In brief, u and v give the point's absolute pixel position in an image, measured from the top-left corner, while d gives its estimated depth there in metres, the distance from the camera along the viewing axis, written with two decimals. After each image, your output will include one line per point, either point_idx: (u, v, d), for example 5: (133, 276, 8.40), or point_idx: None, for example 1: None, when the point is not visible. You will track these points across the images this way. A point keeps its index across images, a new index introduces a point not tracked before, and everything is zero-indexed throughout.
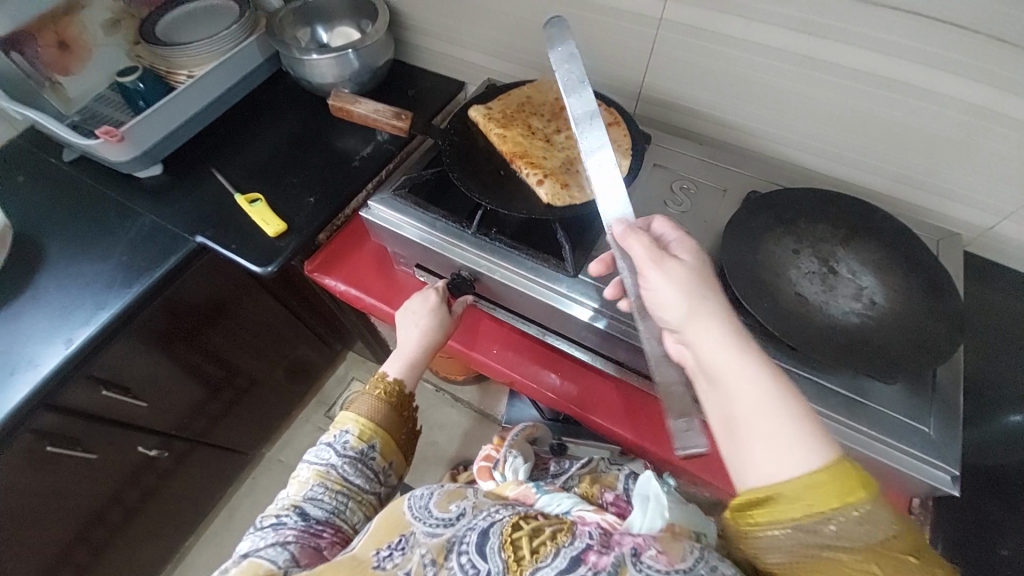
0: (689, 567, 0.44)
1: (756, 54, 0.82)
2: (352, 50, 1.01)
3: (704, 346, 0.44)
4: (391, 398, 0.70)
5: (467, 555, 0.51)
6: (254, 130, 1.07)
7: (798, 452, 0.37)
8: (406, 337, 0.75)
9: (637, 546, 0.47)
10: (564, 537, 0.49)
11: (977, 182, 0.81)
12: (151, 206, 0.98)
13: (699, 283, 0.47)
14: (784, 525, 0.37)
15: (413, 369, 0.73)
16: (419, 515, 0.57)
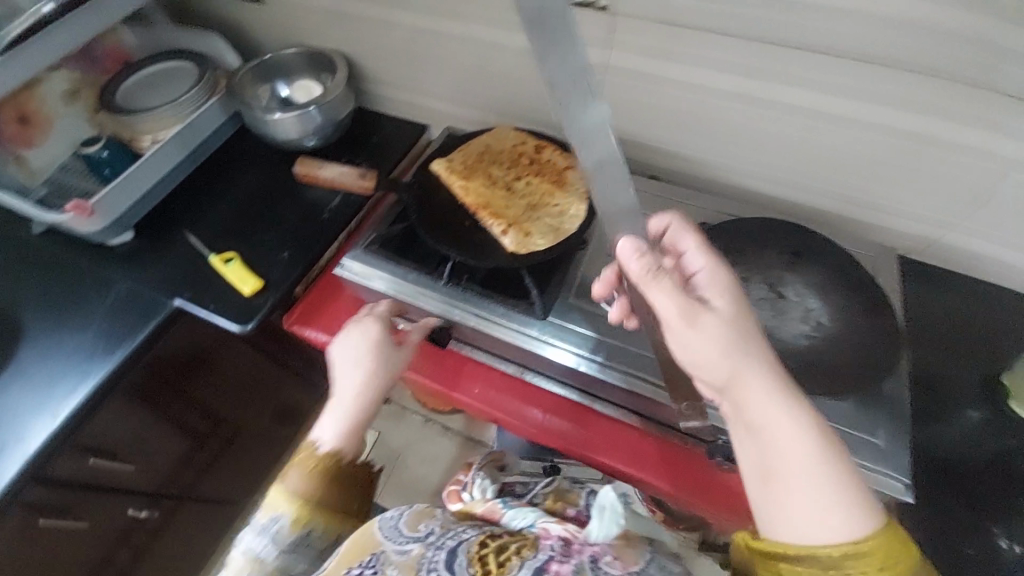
0: (639, 568, 0.62)
1: (697, 93, 0.88)
2: (314, 106, 1.05)
3: (751, 405, 0.47)
4: (327, 473, 0.67)
5: (437, 571, 0.65)
6: (223, 188, 1.09)
7: (848, 514, 0.43)
8: (340, 400, 0.69)
9: (594, 555, 0.65)
10: (528, 552, 0.66)
11: (907, 198, 0.87)
12: (125, 272, 0.98)
13: (734, 334, 0.49)
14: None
15: (350, 435, 0.68)
16: (390, 536, 0.70)
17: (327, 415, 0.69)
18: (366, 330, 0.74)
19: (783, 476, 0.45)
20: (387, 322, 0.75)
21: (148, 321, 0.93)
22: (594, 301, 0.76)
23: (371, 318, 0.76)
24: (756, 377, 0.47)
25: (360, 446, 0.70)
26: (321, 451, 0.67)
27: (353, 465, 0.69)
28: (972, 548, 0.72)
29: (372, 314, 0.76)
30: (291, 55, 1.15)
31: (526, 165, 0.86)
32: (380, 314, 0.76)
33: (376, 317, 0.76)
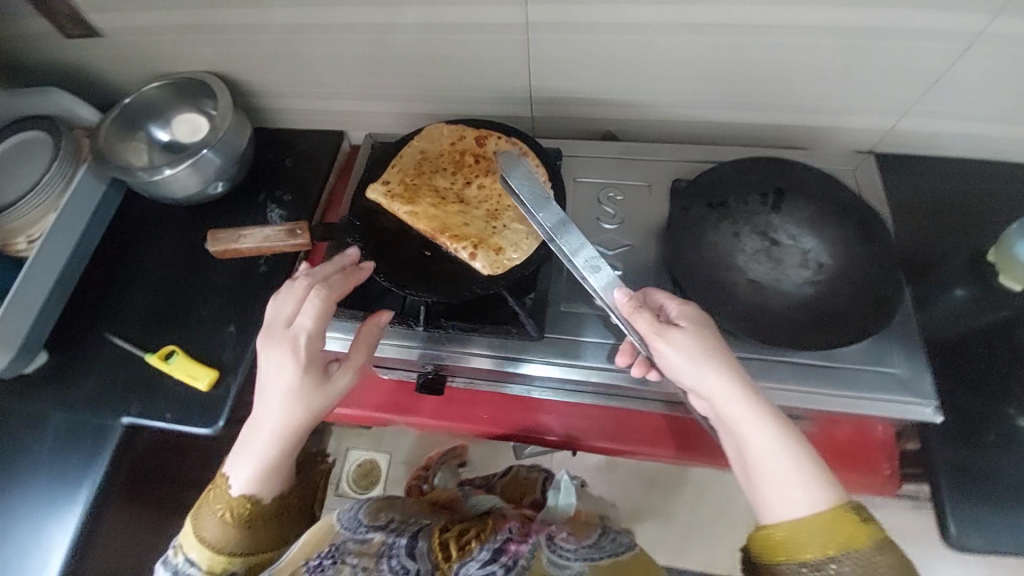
0: (594, 542, 0.69)
1: (634, 33, 0.78)
2: (206, 148, 0.88)
3: (728, 413, 0.52)
4: (246, 519, 0.62)
5: (396, 558, 0.62)
6: (131, 269, 0.93)
7: (818, 494, 0.48)
8: (253, 455, 0.61)
9: (550, 534, 0.70)
10: (487, 535, 0.67)
11: (871, 94, 0.82)
12: (52, 400, 0.83)
13: (704, 345, 0.54)
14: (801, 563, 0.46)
15: (267, 486, 0.62)
16: (347, 526, 0.65)
17: (241, 457, 0.62)
18: (280, 371, 0.59)
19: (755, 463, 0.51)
20: (307, 363, 0.60)
21: (102, 449, 0.80)
22: (586, 300, 0.70)
23: (291, 356, 0.59)
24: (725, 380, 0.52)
25: (281, 488, 0.64)
26: (234, 494, 0.61)
27: (274, 506, 0.64)
28: (989, 433, 0.73)
29: (289, 348, 0.60)
30: (153, 90, 0.94)
31: (472, 164, 0.76)
32: (298, 351, 0.60)
33: (296, 355, 0.59)
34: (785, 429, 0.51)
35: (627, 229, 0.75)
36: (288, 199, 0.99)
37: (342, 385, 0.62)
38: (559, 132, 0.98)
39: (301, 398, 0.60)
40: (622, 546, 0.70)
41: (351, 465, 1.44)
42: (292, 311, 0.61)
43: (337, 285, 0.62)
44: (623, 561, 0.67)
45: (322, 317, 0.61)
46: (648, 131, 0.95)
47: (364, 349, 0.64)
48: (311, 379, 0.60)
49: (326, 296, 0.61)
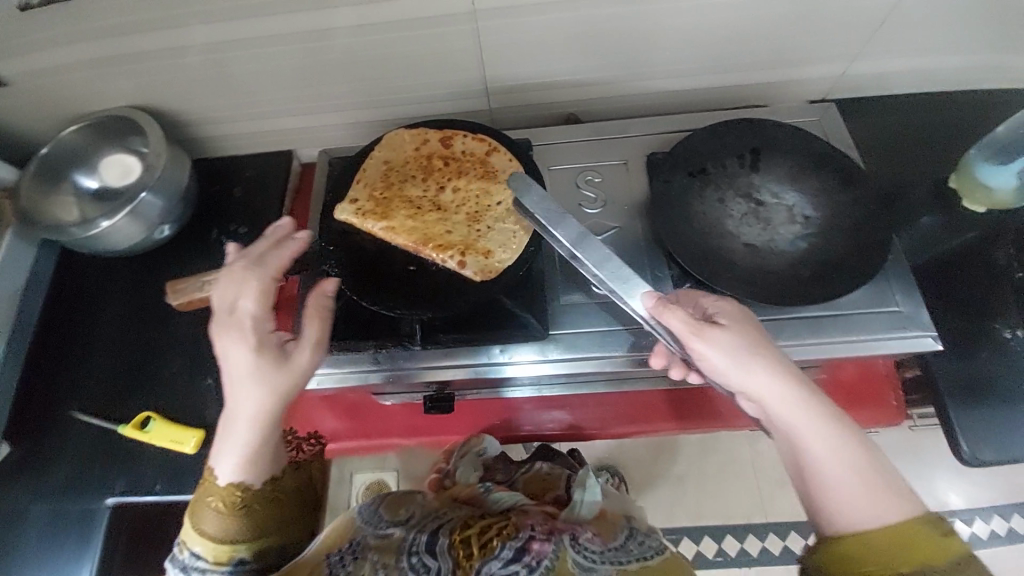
0: (619, 543, 0.66)
1: (587, 8, 0.75)
2: (145, 191, 0.81)
3: (778, 407, 0.52)
4: (245, 507, 0.57)
5: (417, 554, 0.58)
6: (82, 335, 0.83)
7: (878, 499, 0.48)
8: (231, 449, 0.56)
9: (574, 533, 0.64)
10: (510, 532, 0.61)
11: (822, 44, 0.83)
12: (23, 494, 0.74)
13: (747, 342, 0.53)
14: None
15: (256, 473, 0.58)
16: (368, 521, 0.63)
17: (221, 449, 0.57)
18: (234, 356, 0.55)
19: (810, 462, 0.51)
20: (259, 344, 0.55)
21: (91, 536, 0.73)
22: (584, 290, 0.69)
23: (240, 341, 0.55)
24: (772, 379, 0.52)
25: (272, 471, 0.60)
26: (223, 484, 0.57)
27: (266, 491, 0.59)
28: (982, 350, 0.76)
29: (237, 332, 0.55)
30: (70, 134, 0.85)
31: (441, 167, 0.72)
32: (247, 333, 0.55)
33: (245, 340, 0.55)
34: (839, 426, 0.51)
35: (612, 210, 0.74)
36: (246, 232, 0.92)
37: (303, 361, 0.57)
38: (521, 121, 0.95)
39: (261, 381, 0.55)
40: (650, 550, 0.66)
41: (358, 491, 1.37)
42: (230, 295, 0.56)
43: (274, 261, 0.59)
44: (650, 566, 0.63)
45: (264, 294, 0.57)
46: (610, 108, 0.93)
47: (318, 320, 0.58)
48: (267, 358, 0.55)
49: (263, 271, 0.57)
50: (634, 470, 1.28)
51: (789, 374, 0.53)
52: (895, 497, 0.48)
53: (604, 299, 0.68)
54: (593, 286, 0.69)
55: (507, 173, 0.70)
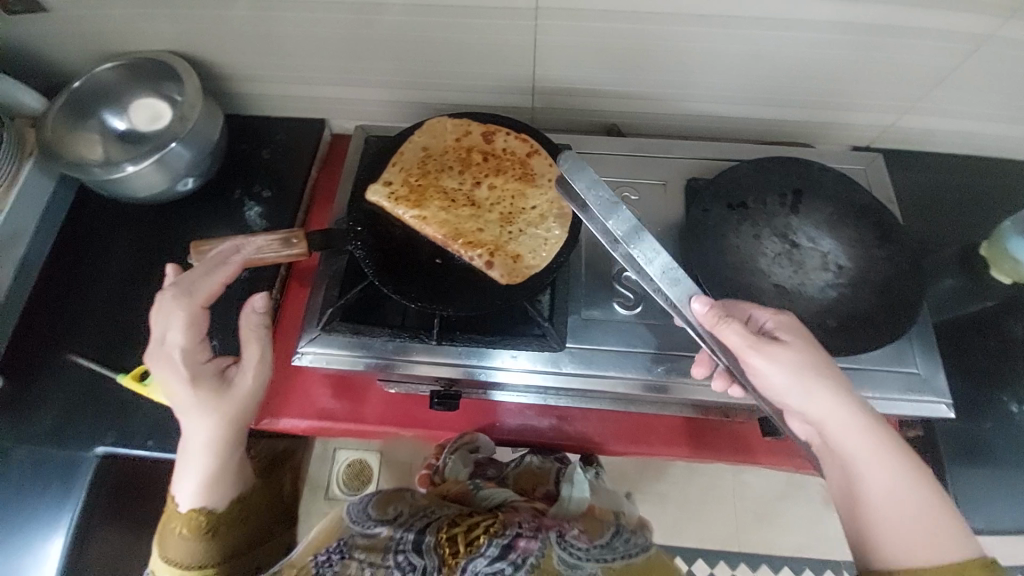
0: (607, 541, 0.65)
1: (650, 22, 0.73)
2: (174, 141, 0.79)
3: (833, 425, 0.53)
4: (206, 531, 0.59)
5: (403, 554, 0.58)
6: (89, 279, 0.82)
7: (934, 530, 0.48)
8: (186, 475, 0.58)
9: (560, 532, 0.65)
10: (495, 529, 0.62)
11: (873, 93, 0.82)
12: (11, 432, 0.73)
13: (806, 361, 0.53)
14: None
15: (214, 497, 0.59)
16: (356, 520, 0.63)
17: (179, 475, 0.59)
18: (172, 388, 0.57)
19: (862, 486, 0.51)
20: (194, 377, 0.56)
21: (74, 485, 0.72)
22: (606, 308, 0.68)
23: (174, 376, 0.56)
24: (828, 400, 0.52)
25: (235, 492, 0.61)
26: (184, 511, 0.59)
27: (232, 510, 0.61)
28: (988, 420, 0.76)
29: (170, 366, 0.56)
30: (105, 71, 0.83)
31: (479, 162, 0.70)
32: (180, 368, 0.56)
33: (178, 374, 0.56)
34: (893, 450, 0.52)
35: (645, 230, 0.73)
36: (268, 196, 0.90)
37: (244, 386, 0.58)
38: (560, 124, 0.93)
39: (204, 410, 0.56)
40: (636, 548, 0.65)
41: (340, 466, 1.37)
42: (158, 328, 0.56)
43: (202, 287, 0.57)
44: (633, 565, 0.61)
45: (190, 326, 0.56)
46: (651, 124, 0.92)
47: (256, 344, 0.59)
48: (204, 389, 0.56)
49: (187, 299, 0.56)
50: (616, 485, 1.29)
51: (846, 397, 0.53)
52: (947, 533, 0.48)
53: (625, 319, 0.68)
54: (617, 304, 0.68)
55: (544, 179, 0.69)
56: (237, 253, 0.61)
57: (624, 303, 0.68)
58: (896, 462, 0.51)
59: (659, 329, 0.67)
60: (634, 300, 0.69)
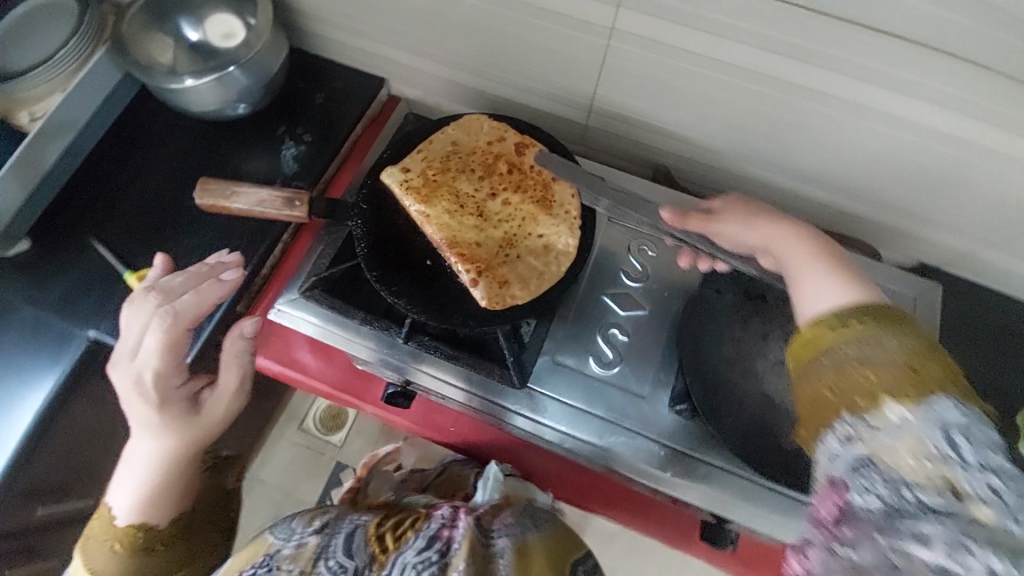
0: (518, 519, 0.66)
1: (732, 75, 0.67)
2: (234, 66, 0.81)
3: (765, 240, 0.54)
4: (138, 547, 0.63)
5: (333, 558, 0.61)
6: (132, 175, 0.86)
7: (843, 285, 0.45)
8: (131, 492, 0.62)
9: (481, 519, 0.65)
10: (421, 523, 0.65)
11: (958, 214, 0.73)
12: (24, 296, 0.78)
13: (741, 209, 0.57)
14: (824, 353, 0.41)
15: (157, 515, 0.63)
16: (282, 534, 0.64)
17: (124, 488, 0.63)
18: (137, 406, 0.61)
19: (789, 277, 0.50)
20: (164, 400, 0.61)
21: (63, 354, 0.76)
22: (581, 359, 0.65)
23: (136, 398, 0.60)
24: (760, 224, 0.54)
25: (177, 510, 0.65)
26: (121, 525, 0.62)
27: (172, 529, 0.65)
28: None
29: (140, 387, 0.60)
30: None
31: (502, 172, 0.68)
32: (149, 393, 0.60)
33: (142, 396, 0.60)
34: (817, 245, 0.50)
35: (652, 290, 0.69)
36: (309, 140, 0.91)
37: (216, 414, 0.64)
38: (611, 150, 0.89)
39: (167, 432, 0.61)
40: (544, 516, 0.68)
41: (319, 405, 1.41)
42: (136, 341, 0.61)
43: (189, 310, 0.62)
44: (546, 534, 0.66)
45: (170, 349, 0.60)
46: (705, 176, 0.86)
47: (235, 373, 0.65)
48: (174, 413, 0.61)
49: (173, 322, 0.61)
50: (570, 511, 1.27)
51: (774, 219, 0.54)
52: (852, 286, 0.45)
53: (596, 377, 0.65)
54: (592, 358, 0.65)
55: (561, 208, 0.66)
56: (228, 273, 0.66)
57: (601, 360, 0.66)
58: (814, 251, 0.50)
59: (631, 398, 0.64)
60: (611, 359, 0.66)
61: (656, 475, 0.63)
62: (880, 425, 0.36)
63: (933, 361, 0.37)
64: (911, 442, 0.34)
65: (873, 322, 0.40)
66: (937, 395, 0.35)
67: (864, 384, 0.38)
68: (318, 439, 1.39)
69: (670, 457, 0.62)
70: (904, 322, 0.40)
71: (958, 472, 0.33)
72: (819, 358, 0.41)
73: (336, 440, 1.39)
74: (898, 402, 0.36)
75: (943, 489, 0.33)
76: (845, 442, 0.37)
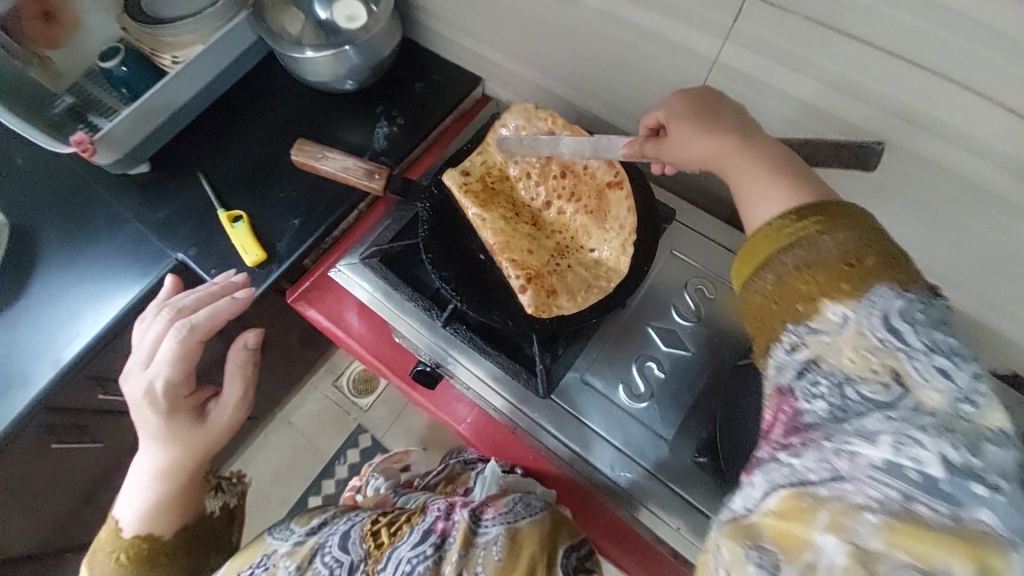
0: (511, 507, 0.67)
1: (833, 128, 0.63)
2: (350, 45, 0.88)
3: (722, 156, 0.49)
4: (143, 558, 0.66)
5: (330, 554, 0.63)
6: (244, 125, 0.96)
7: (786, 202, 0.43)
8: (136, 501, 0.67)
9: (476, 509, 0.66)
10: (416, 518, 0.67)
11: None
12: (135, 208, 0.89)
13: (698, 117, 0.51)
14: (770, 266, 0.40)
15: (162, 525, 0.67)
16: (279, 534, 0.68)
17: (129, 499, 0.67)
18: (146, 416, 0.65)
19: (738, 189, 0.47)
20: (174, 409, 0.66)
21: (151, 269, 0.85)
22: (611, 386, 0.64)
23: (144, 405, 0.65)
24: (714, 138, 0.49)
25: (182, 522, 0.69)
26: (128, 536, 0.66)
27: (177, 538, 0.68)
28: None
29: (151, 399, 0.65)
30: None
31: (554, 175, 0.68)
32: (159, 402, 0.65)
33: (149, 405, 0.65)
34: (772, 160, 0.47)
35: (699, 332, 0.67)
36: (401, 122, 0.97)
37: (220, 421, 0.68)
38: None
39: (173, 439, 0.66)
40: (537, 507, 0.67)
41: (356, 367, 1.48)
42: (151, 354, 0.66)
43: (203, 324, 0.66)
44: (540, 518, 0.65)
45: (182, 360, 0.65)
46: None
47: (239, 382, 0.70)
48: (181, 422, 0.66)
49: (188, 333, 0.65)
50: None
51: (727, 129, 0.49)
52: (801, 190, 0.43)
53: (621, 406, 0.63)
54: (622, 387, 0.64)
55: (612, 219, 0.65)
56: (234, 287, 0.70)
57: (630, 391, 0.64)
58: (765, 160, 0.47)
59: (652, 435, 0.62)
60: (642, 393, 0.63)
61: (661, 519, 0.60)
62: (824, 326, 0.37)
63: (876, 249, 0.37)
64: (851, 336, 0.35)
65: (818, 225, 0.39)
66: (875, 286, 0.36)
67: (796, 294, 0.38)
68: (347, 400, 1.45)
69: (678, 506, 0.60)
70: (848, 214, 0.39)
71: (900, 357, 0.34)
72: (767, 271, 0.40)
73: (363, 405, 1.45)
74: (838, 303, 0.37)
75: (885, 377, 0.34)
76: (791, 350, 0.38)
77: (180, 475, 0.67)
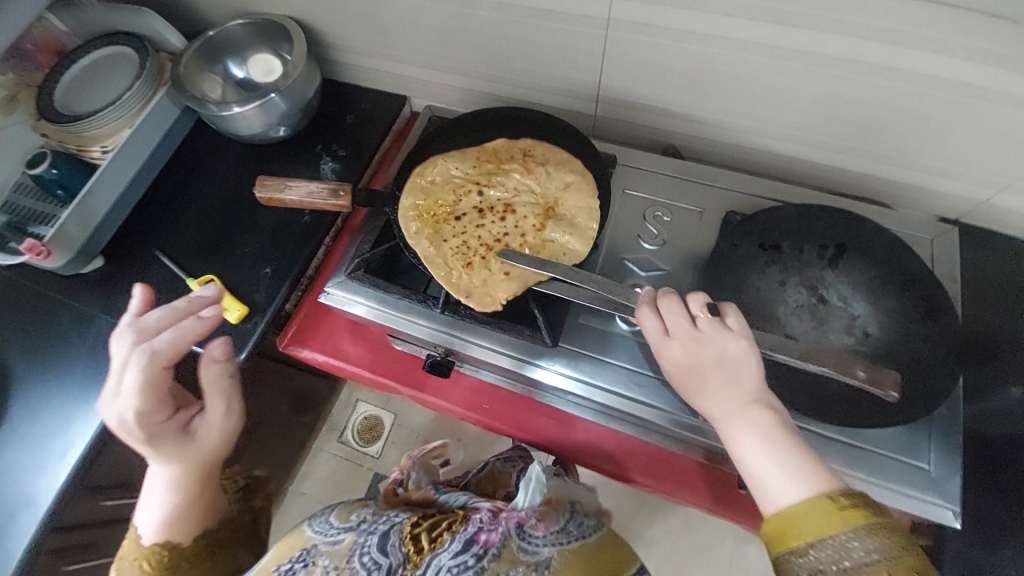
0: (561, 527, 0.71)
1: (722, 48, 0.72)
2: (274, 92, 0.90)
3: (732, 415, 0.55)
4: (164, 565, 0.70)
5: (367, 555, 0.65)
6: (189, 196, 0.97)
7: (797, 478, 0.51)
8: (152, 513, 0.69)
9: (522, 522, 0.70)
10: (459, 527, 0.69)
11: (964, 162, 0.76)
12: (100, 304, 0.88)
13: (718, 371, 0.55)
14: (806, 549, 0.48)
15: (180, 533, 0.70)
16: (319, 530, 0.69)
17: (145, 510, 0.70)
18: (133, 441, 0.64)
19: (736, 446, 0.55)
20: (156, 435, 0.64)
21: None
22: (606, 320, 0.71)
23: (117, 429, 0.63)
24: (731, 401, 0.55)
25: (197, 531, 0.71)
26: (146, 545, 0.69)
27: (195, 544, 0.72)
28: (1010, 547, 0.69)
29: (128, 423, 0.62)
30: (236, 27, 0.95)
31: (509, 170, 0.77)
32: (137, 428, 0.63)
33: (125, 430, 0.63)
34: (778, 442, 0.53)
35: (667, 254, 0.74)
36: (343, 154, 1.00)
37: (208, 437, 0.67)
38: (620, 135, 0.95)
39: (169, 459, 0.65)
40: (588, 530, 0.72)
41: (358, 417, 1.46)
42: (118, 382, 0.63)
43: (165, 348, 0.63)
44: (590, 545, 0.71)
45: (149, 388, 0.62)
46: (713, 151, 0.91)
47: (221, 399, 0.67)
48: (170, 444, 0.65)
49: (150, 360, 0.62)
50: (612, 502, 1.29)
51: (742, 387, 0.55)
52: (815, 478, 0.51)
53: (620, 334, 0.70)
54: (618, 318, 0.70)
55: (570, 207, 0.73)
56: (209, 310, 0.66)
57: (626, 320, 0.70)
58: (773, 432, 0.54)
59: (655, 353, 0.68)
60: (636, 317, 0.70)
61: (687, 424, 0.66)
62: None
63: (902, 562, 0.46)
64: None
65: (849, 525, 0.47)
66: None
67: None
68: (357, 451, 1.43)
69: None
70: (873, 518, 0.48)
71: None
72: (804, 554, 0.48)
73: (374, 451, 1.43)
74: None
75: None
76: None
77: (189, 489, 0.68)
